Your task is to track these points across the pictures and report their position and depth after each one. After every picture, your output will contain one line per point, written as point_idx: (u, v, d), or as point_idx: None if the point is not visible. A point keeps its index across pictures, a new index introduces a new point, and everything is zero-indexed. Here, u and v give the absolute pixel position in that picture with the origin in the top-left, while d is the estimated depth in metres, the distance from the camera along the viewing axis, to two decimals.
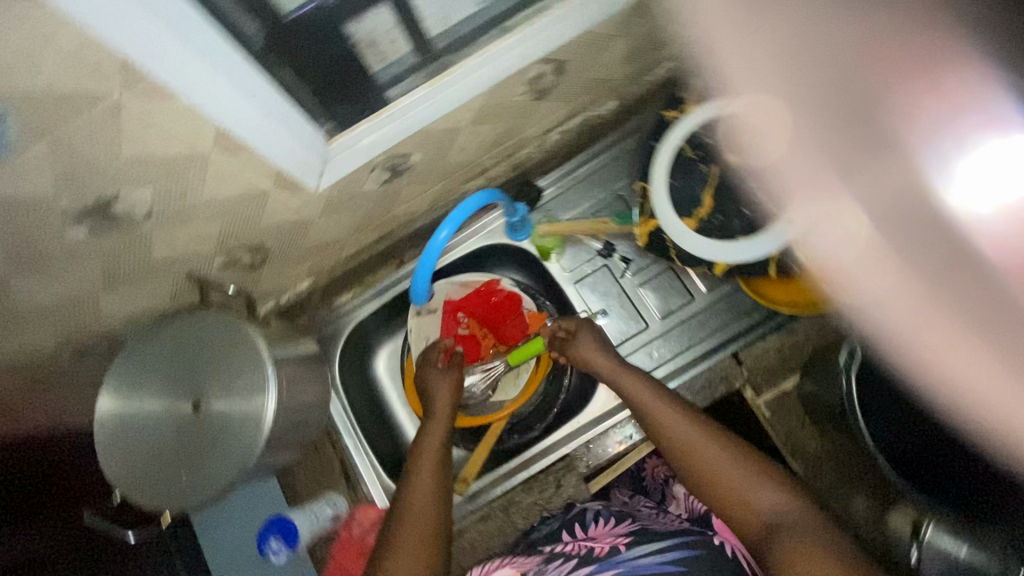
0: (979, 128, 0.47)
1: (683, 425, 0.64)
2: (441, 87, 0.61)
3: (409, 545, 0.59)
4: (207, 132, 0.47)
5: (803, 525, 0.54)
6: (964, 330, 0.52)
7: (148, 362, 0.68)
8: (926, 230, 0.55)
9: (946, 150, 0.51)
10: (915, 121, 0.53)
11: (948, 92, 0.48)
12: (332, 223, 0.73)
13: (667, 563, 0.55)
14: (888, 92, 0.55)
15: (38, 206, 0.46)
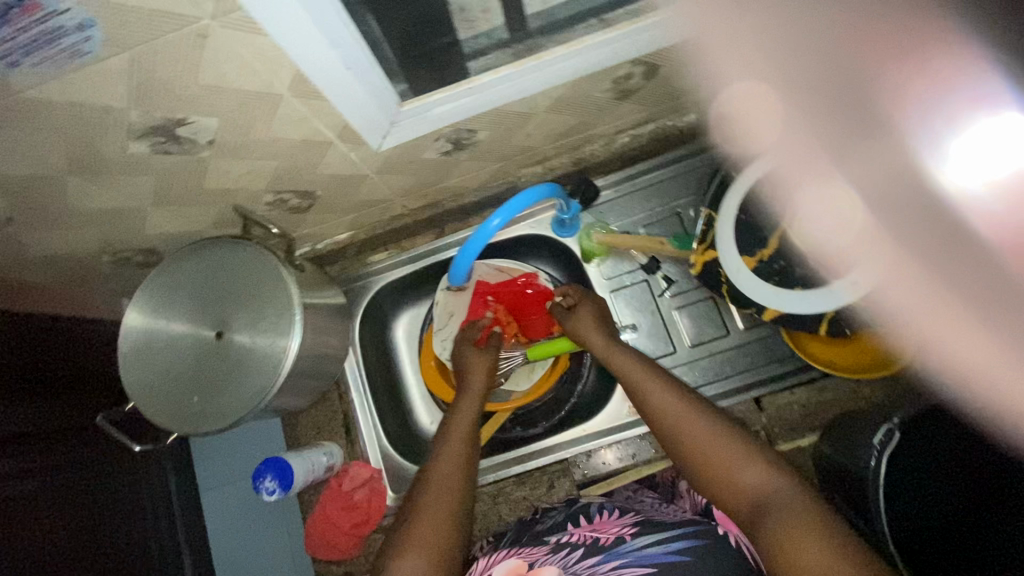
0: (969, 107, 0.50)
1: (672, 399, 0.61)
2: (527, 70, 0.58)
3: (432, 517, 0.59)
4: (286, 74, 0.45)
5: (786, 505, 0.49)
6: (956, 303, 0.58)
7: (180, 282, 0.68)
8: (923, 210, 0.58)
9: (937, 130, 0.55)
10: (904, 103, 0.58)
11: (936, 72, 0.52)
12: (384, 182, 0.71)
13: (671, 552, 0.53)
14: (881, 81, 0.58)
15: (108, 115, 0.45)
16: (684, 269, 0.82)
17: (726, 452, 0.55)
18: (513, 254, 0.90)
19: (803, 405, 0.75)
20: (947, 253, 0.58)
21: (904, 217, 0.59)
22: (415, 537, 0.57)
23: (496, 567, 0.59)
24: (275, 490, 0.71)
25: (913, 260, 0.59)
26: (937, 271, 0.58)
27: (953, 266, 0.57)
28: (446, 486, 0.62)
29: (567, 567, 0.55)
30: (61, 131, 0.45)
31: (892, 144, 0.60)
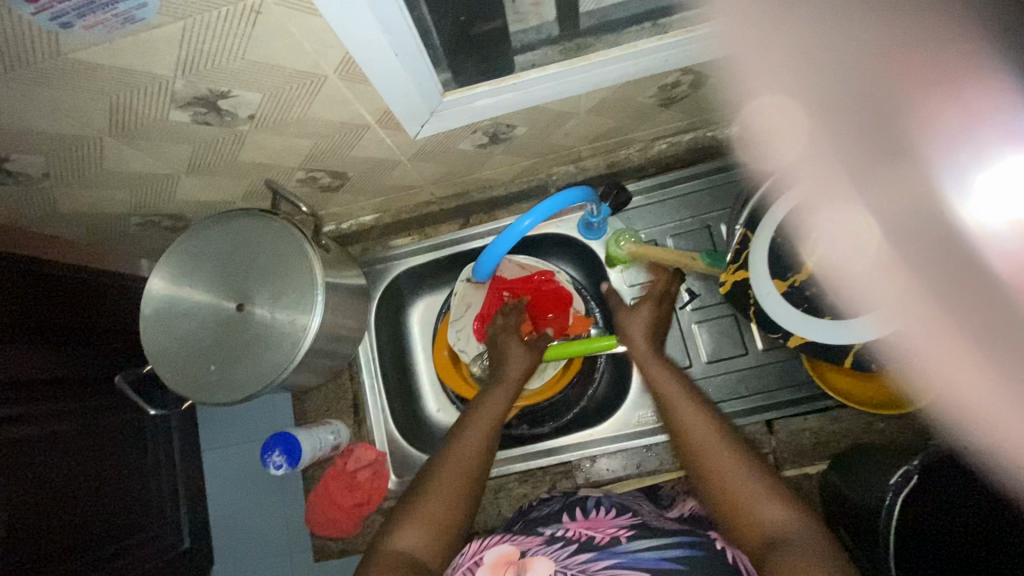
0: (998, 141, 0.51)
1: (699, 419, 0.59)
2: (575, 71, 0.57)
3: (446, 485, 0.59)
4: (335, 56, 0.45)
5: (802, 544, 0.47)
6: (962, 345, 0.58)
7: (206, 251, 0.68)
8: (940, 244, 0.57)
9: (962, 164, 0.54)
10: (930, 129, 0.56)
11: (970, 107, 0.52)
12: (416, 169, 0.71)
13: (666, 559, 0.51)
14: (910, 107, 0.57)
15: (153, 82, 0.45)
16: (708, 284, 0.81)
17: (749, 484, 0.53)
18: (535, 251, 0.89)
19: (815, 433, 0.75)
20: (962, 287, 0.57)
21: (921, 249, 0.58)
22: (422, 509, 0.56)
23: (488, 552, 0.58)
24: (282, 465, 0.72)
25: (929, 293, 0.58)
26: (948, 306, 0.57)
27: (964, 304, 0.57)
28: (464, 459, 0.61)
29: (559, 560, 0.53)
30: (106, 94, 0.45)
31: (917, 174, 0.58)
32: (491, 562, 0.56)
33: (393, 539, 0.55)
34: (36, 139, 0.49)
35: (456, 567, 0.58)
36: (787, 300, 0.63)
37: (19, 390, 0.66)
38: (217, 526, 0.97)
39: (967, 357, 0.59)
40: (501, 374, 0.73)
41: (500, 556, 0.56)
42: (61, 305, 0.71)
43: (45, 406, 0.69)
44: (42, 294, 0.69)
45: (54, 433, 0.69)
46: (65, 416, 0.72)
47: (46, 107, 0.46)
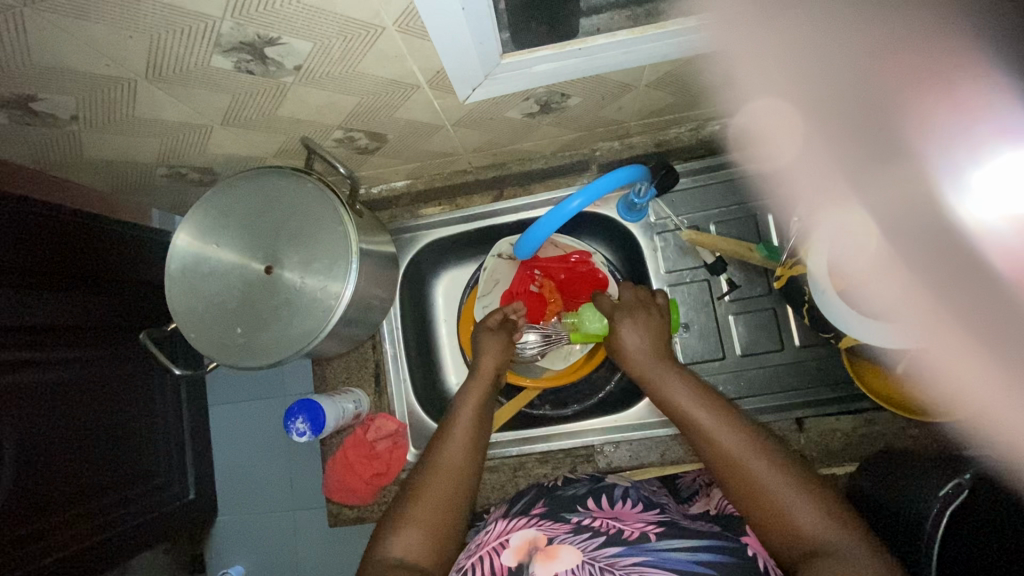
0: (991, 139, 0.45)
1: (723, 421, 0.56)
2: (645, 39, 0.52)
3: (434, 497, 0.59)
4: (397, 5, 0.41)
5: (843, 554, 0.46)
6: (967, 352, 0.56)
7: (235, 208, 0.65)
8: (938, 244, 0.54)
9: (959, 163, 0.49)
10: (924, 124, 0.51)
11: (959, 100, 0.46)
12: (459, 135, 0.67)
13: (696, 563, 0.49)
14: (901, 101, 0.51)
15: (199, 21, 0.41)
16: (749, 275, 0.78)
17: (777, 484, 0.51)
18: (570, 229, 0.86)
19: (847, 434, 0.73)
20: (963, 286, 0.53)
21: (922, 251, 0.55)
22: (417, 515, 0.57)
23: (513, 534, 0.56)
24: (306, 432, 0.72)
25: (931, 290, 0.55)
26: (952, 304, 0.54)
27: (970, 301, 0.54)
28: (451, 469, 0.62)
29: (587, 551, 0.51)
30: (147, 32, 0.41)
31: (913, 173, 0.54)
32: (516, 546, 0.54)
33: (389, 547, 0.55)
34: (66, 77, 0.46)
35: (479, 544, 0.58)
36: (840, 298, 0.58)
37: (23, 336, 0.64)
38: (228, 484, 0.97)
39: (964, 354, 0.56)
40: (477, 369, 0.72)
41: (526, 541, 0.54)
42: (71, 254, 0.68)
43: (50, 352, 0.67)
44: (56, 241, 0.66)
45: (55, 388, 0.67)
46: (71, 364, 0.70)
47: (80, 43, 0.42)
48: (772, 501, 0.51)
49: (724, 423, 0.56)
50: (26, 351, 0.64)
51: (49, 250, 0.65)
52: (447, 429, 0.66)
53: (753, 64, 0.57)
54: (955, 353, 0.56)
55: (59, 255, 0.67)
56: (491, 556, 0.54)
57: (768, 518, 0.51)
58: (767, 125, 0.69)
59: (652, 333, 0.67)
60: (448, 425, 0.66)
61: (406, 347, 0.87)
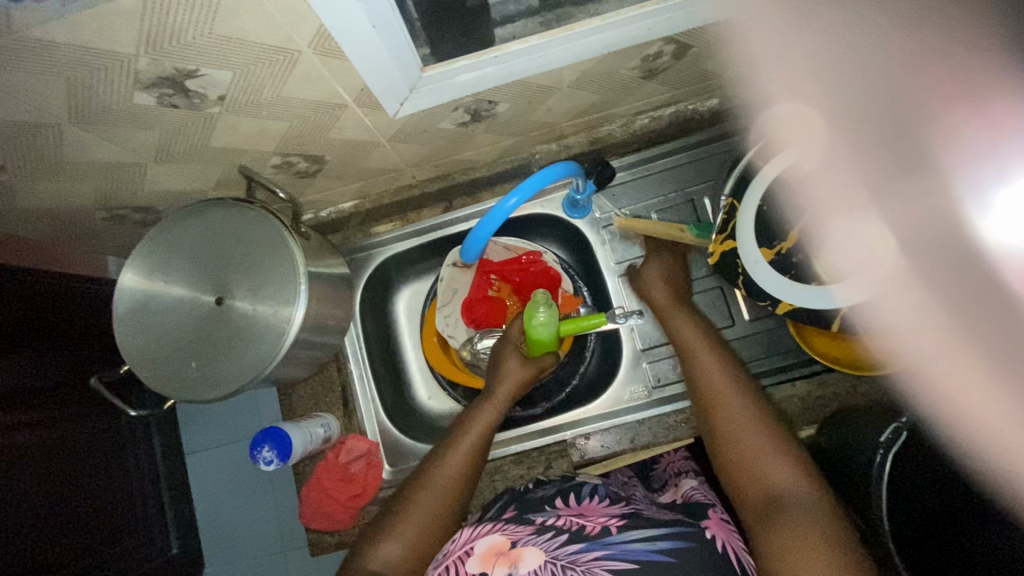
0: (1016, 155, 0.44)
1: (723, 377, 0.65)
2: (557, 41, 0.55)
3: (418, 516, 0.61)
4: (308, 29, 0.43)
5: (803, 504, 0.52)
6: (985, 372, 0.54)
7: (181, 242, 0.66)
8: (960, 264, 0.52)
9: (983, 179, 0.47)
10: (950, 137, 0.48)
11: (994, 113, 0.45)
12: (397, 150, 0.69)
13: (654, 552, 0.51)
14: (925, 112, 0.49)
15: (114, 60, 0.42)
16: (693, 258, 0.82)
17: (760, 441, 0.58)
18: (521, 232, 0.88)
19: (804, 398, 0.75)
20: (983, 310, 0.52)
21: (942, 271, 0.54)
22: (398, 529, 0.60)
23: (479, 542, 0.57)
24: (273, 460, 0.71)
25: (940, 309, 0.56)
26: (971, 322, 0.54)
27: (983, 326, 0.53)
28: (443, 490, 0.63)
29: (550, 550, 0.53)
30: (63, 73, 0.42)
31: (935, 187, 0.50)
32: (481, 553, 0.55)
33: (372, 555, 0.58)
34: None
35: (446, 553, 0.59)
36: (773, 267, 0.66)
37: (23, 399, 0.64)
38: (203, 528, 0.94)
39: (978, 376, 0.55)
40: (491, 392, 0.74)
41: (491, 547, 0.55)
42: (46, 310, 0.68)
43: (48, 411, 0.67)
44: (28, 297, 0.65)
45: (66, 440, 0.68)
46: (71, 420, 0.69)
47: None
48: (751, 460, 0.57)
49: (725, 376, 0.65)
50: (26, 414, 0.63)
51: (27, 312, 0.65)
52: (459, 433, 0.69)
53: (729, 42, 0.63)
54: (963, 373, 0.56)
55: (36, 313, 0.66)
56: (457, 565, 0.55)
57: (745, 476, 0.57)
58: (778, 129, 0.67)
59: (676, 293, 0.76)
60: (457, 432, 0.69)
61: (371, 365, 0.87)
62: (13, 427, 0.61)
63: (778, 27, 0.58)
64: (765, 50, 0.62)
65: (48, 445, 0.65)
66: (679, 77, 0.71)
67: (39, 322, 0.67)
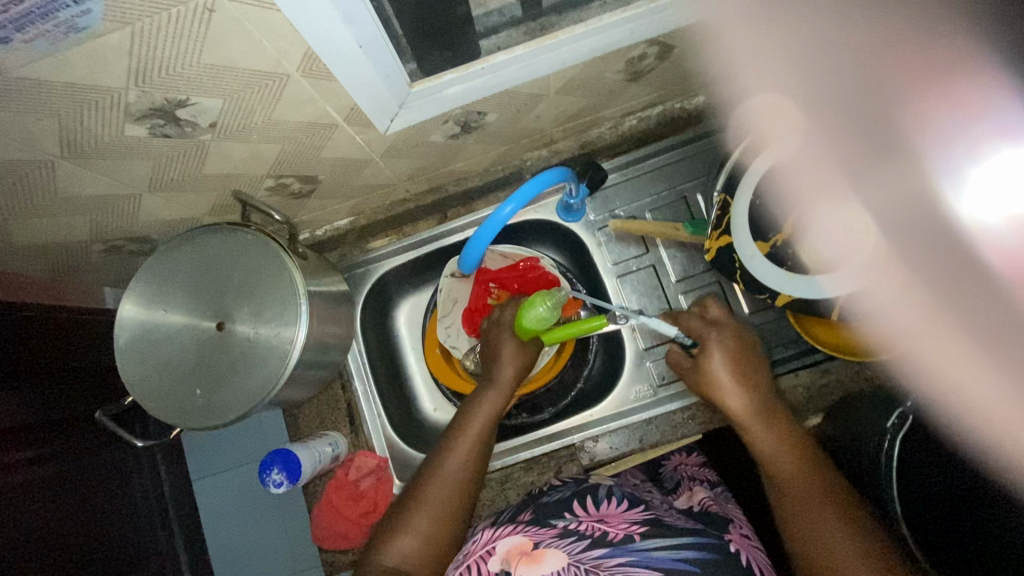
0: (992, 137, 0.52)
1: (813, 481, 0.56)
2: (543, 50, 0.56)
3: (433, 505, 0.62)
4: (296, 53, 0.43)
5: None
6: (967, 347, 0.58)
7: (179, 269, 0.66)
8: (937, 242, 0.57)
9: (958, 161, 0.54)
10: (922, 125, 0.57)
11: (962, 101, 0.54)
12: (390, 166, 0.69)
13: (680, 561, 0.52)
14: (901, 102, 0.58)
15: (105, 94, 0.42)
16: (689, 254, 0.82)
17: (853, 555, 0.49)
18: (516, 239, 0.88)
19: (808, 387, 0.76)
20: (960, 284, 0.57)
21: (923, 250, 0.58)
22: (411, 523, 0.60)
23: (501, 541, 0.58)
24: (282, 483, 0.71)
25: (922, 288, 0.59)
26: (951, 297, 0.58)
27: (962, 301, 0.57)
28: (452, 482, 0.64)
29: (573, 553, 0.53)
30: (55, 111, 0.43)
31: (912, 168, 0.57)
32: (503, 552, 0.56)
33: (387, 551, 0.58)
34: None
35: (468, 553, 0.60)
36: (771, 260, 0.64)
37: (28, 435, 0.63)
38: None
39: (959, 348, 0.59)
40: (494, 379, 0.74)
41: (513, 547, 0.56)
42: (48, 345, 0.68)
43: (55, 447, 0.66)
44: (30, 333, 0.65)
45: (72, 474, 0.67)
46: (79, 455, 0.69)
47: None
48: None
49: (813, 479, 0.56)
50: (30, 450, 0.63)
51: (29, 349, 0.65)
52: (468, 415, 0.70)
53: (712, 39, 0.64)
54: (943, 348, 0.60)
55: (39, 349, 0.66)
56: (478, 564, 0.56)
57: None
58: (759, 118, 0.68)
59: (748, 373, 0.65)
60: (458, 428, 0.69)
61: (375, 381, 0.87)
62: (12, 465, 0.60)
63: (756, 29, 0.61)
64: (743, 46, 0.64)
65: (55, 480, 0.65)
66: (664, 77, 0.71)
67: (42, 357, 0.67)
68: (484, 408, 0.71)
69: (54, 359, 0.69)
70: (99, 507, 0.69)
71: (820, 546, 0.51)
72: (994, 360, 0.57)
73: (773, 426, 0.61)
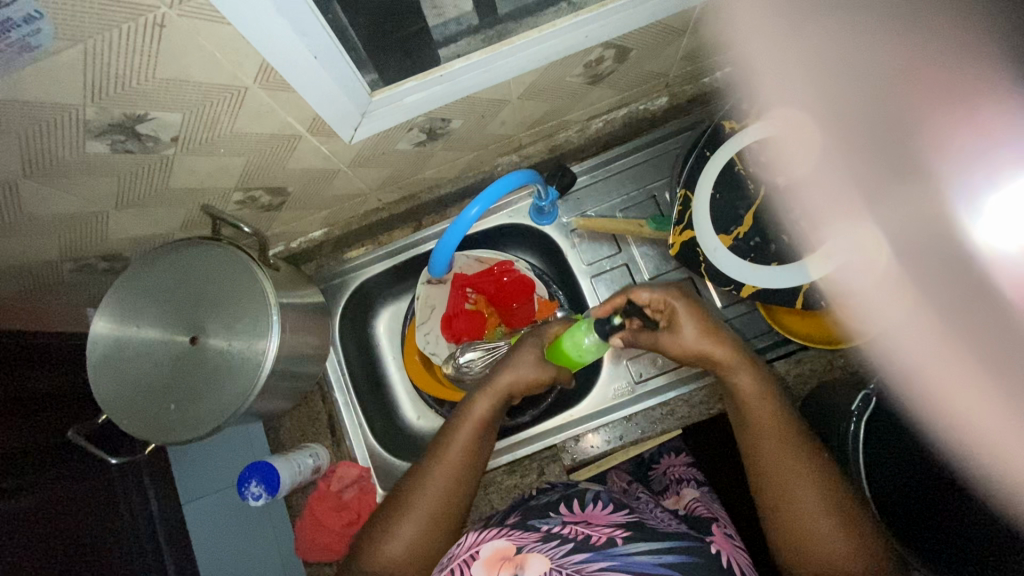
0: (1011, 164, 0.52)
1: (765, 431, 0.60)
2: (499, 55, 0.57)
3: (415, 513, 0.63)
4: (251, 65, 0.44)
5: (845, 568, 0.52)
6: (978, 372, 0.56)
7: (152, 285, 0.66)
8: (948, 265, 0.60)
9: (975, 186, 0.56)
10: (943, 146, 0.58)
11: (982, 123, 0.55)
12: (359, 175, 0.70)
13: (661, 565, 0.52)
14: (923, 120, 0.60)
15: (63, 112, 0.43)
16: (660, 251, 0.83)
17: (797, 495, 0.56)
18: (491, 244, 0.89)
19: (783, 377, 0.76)
20: (974, 307, 0.58)
21: (935, 270, 0.61)
22: (398, 529, 0.62)
23: (484, 546, 0.58)
24: (262, 495, 0.71)
25: (935, 306, 0.62)
26: (961, 319, 0.59)
27: (974, 325, 0.58)
28: (436, 494, 0.64)
29: (555, 557, 0.53)
30: (15, 130, 0.43)
31: (929, 191, 0.60)
32: (486, 557, 0.56)
33: (388, 548, 0.61)
34: None
35: (451, 559, 0.59)
36: (733, 252, 0.69)
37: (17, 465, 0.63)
38: None
39: (965, 366, 0.58)
40: (488, 385, 0.69)
41: (495, 552, 0.56)
42: (19, 369, 0.67)
43: (45, 475, 0.66)
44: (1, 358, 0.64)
45: (63, 500, 0.66)
46: (67, 481, 0.68)
47: None
48: (781, 511, 0.56)
49: (765, 428, 0.60)
50: (17, 479, 0.62)
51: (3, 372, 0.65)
52: (453, 427, 0.68)
53: (667, 40, 0.66)
54: (950, 367, 0.59)
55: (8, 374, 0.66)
56: (461, 571, 0.55)
57: (780, 526, 0.56)
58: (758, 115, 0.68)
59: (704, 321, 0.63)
60: (449, 435, 0.68)
61: (356, 390, 0.87)
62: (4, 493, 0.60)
63: (754, 27, 0.65)
64: (750, 39, 0.67)
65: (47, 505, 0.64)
66: (626, 80, 0.73)
67: (17, 380, 0.67)
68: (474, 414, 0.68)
69: (30, 382, 0.69)
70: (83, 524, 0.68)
71: (777, 494, 0.57)
72: (1003, 389, 0.54)
73: (766, 397, 0.61)
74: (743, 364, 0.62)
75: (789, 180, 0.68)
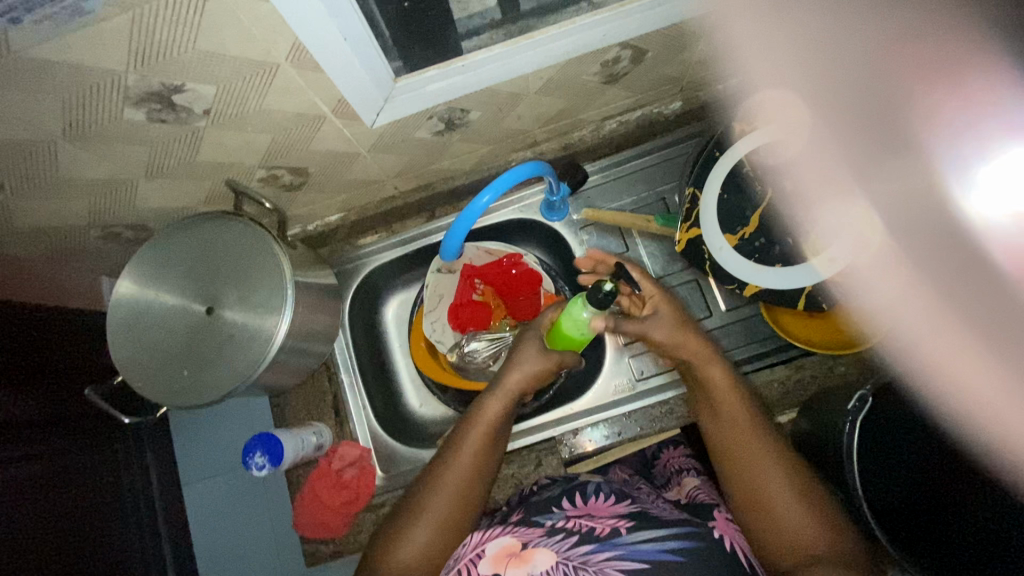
0: (1000, 135, 0.57)
1: (755, 437, 0.61)
2: (518, 49, 0.60)
3: (433, 511, 0.64)
4: (284, 43, 0.47)
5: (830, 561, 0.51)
6: (980, 344, 0.61)
7: (173, 257, 0.68)
8: (939, 237, 0.64)
9: (966, 157, 0.61)
10: (934, 120, 0.63)
11: (971, 93, 0.59)
12: (377, 161, 0.73)
13: (665, 551, 0.52)
14: (911, 97, 0.65)
15: (106, 77, 0.46)
16: (667, 252, 0.85)
17: (781, 492, 0.57)
18: (501, 238, 0.91)
19: (783, 382, 0.77)
20: (966, 278, 0.63)
21: (928, 243, 0.65)
22: (415, 529, 0.63)
23: (489, 544, 0.58)
24: (264, 466, 0.72)
25: (928, 280, 0.65)
26: (955, 288, 0.64)
27: (965, 294, 0.63)
28: (452, 492, 0.65)
29: (561, 551, 0.54)
30: (60, 93, 0.46)
31: (920, 164, 0.65)
32: (492, 555, 0.56)
33: (404, 551, 0.62)
34: None
35: (457, 559, 0.59)
36: (739, 252, 0.70)
37: (20, 432, 0.64)
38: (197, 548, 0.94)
39: (965, 340, 0.62)
40: (498, 385, 0.72)
41: (502, 549, 0.56)
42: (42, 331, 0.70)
43: (54, 441, 0.68)
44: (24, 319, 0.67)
45: (66, 468, 0.68)
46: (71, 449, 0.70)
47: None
48: (768, 510, 0.56)
49: (759, 437, 0.61)
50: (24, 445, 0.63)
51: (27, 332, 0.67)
52: (465, 427, 0.70)
53: (681, 43, 0.68)
54: (952, 341, 0.63)
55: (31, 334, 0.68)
56: (468, 568, 0.56)
57: (762, 527, 0.56)
58: (765, 113, 0.71)
59: (686, 323, 0.68)
60: (462, 433, 0.69)
61: (361, 373, 0.89)
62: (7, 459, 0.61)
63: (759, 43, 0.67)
64: (756, 48, 0.68)
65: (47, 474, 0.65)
66: (641, 82, 0.75)
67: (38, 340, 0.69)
68: (488, 412, 0.70)
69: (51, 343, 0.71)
70: (88, 485, 0.70)
71: (758, 489, 0.58)
72: (999, 357, 0.59)
73: (732, 391, 0.64)
74: (713, 357, 0.66)
75: (781, 160, 0.70)
